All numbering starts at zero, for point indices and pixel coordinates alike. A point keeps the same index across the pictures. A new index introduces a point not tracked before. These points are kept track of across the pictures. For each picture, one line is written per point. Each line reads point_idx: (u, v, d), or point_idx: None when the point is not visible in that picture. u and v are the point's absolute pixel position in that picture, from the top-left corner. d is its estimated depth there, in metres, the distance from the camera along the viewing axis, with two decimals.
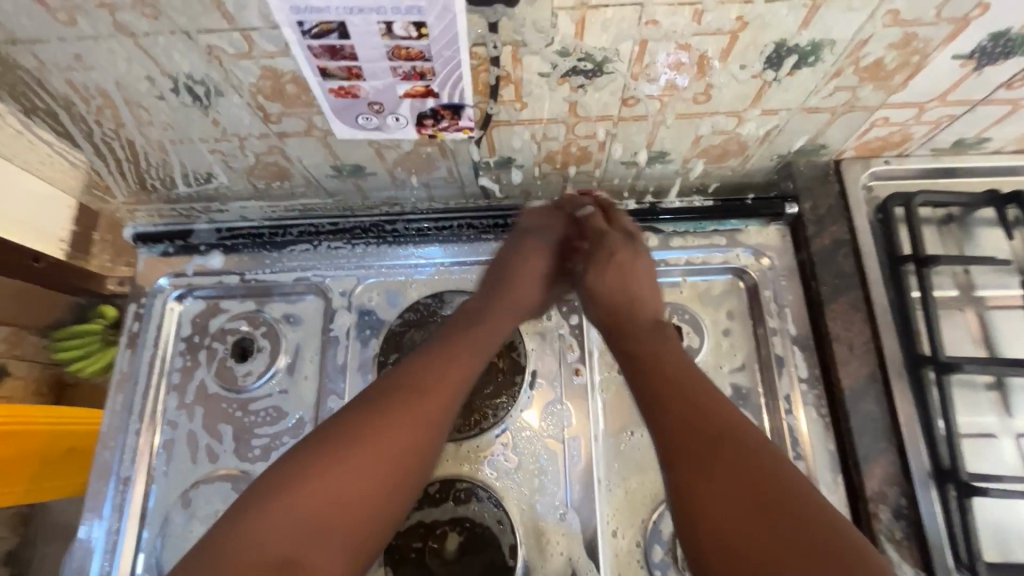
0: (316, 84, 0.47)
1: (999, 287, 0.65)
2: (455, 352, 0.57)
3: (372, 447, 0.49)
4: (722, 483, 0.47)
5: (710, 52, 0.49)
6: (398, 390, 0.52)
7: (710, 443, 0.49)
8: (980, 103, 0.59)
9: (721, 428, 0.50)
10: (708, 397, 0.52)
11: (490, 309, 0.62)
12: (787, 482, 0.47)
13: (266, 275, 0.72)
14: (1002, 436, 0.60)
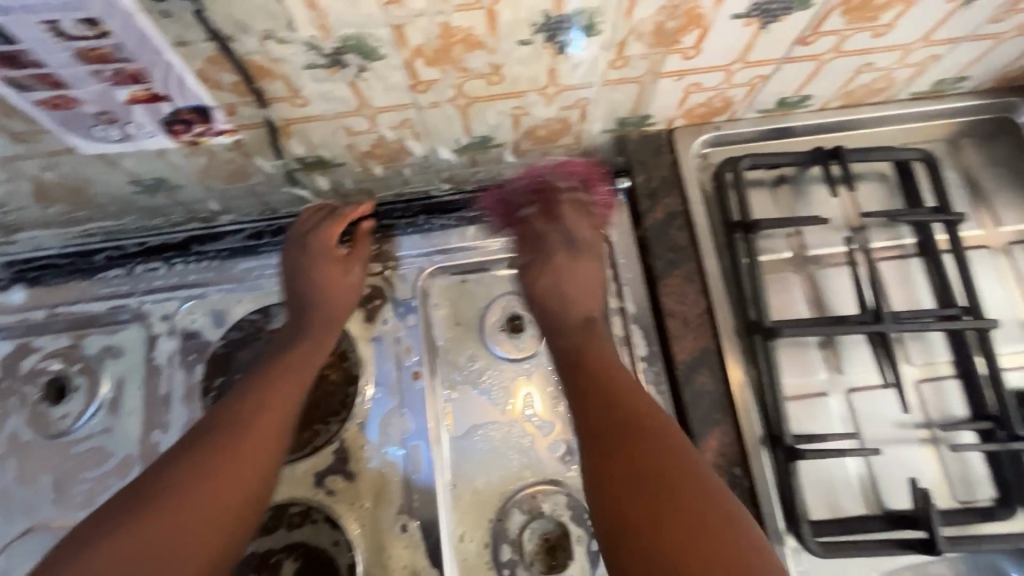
0: (18, 99, 0.43)
1: (829, 245, 0.65)
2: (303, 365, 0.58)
3: (235, 458, 0.50)
4: (637, 471, 0.46)
5: (475, 28, 0.46)
6: (257, 407, 0.54)
7: (625, 431, 0.49)
8: (783, 61, 0.58)
9: (633, 417, 0.50)
10: (628, 389, 0.53)
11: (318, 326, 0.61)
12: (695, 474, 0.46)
13: (77, 307, 0.66)
14: (832, 393, 0.60)
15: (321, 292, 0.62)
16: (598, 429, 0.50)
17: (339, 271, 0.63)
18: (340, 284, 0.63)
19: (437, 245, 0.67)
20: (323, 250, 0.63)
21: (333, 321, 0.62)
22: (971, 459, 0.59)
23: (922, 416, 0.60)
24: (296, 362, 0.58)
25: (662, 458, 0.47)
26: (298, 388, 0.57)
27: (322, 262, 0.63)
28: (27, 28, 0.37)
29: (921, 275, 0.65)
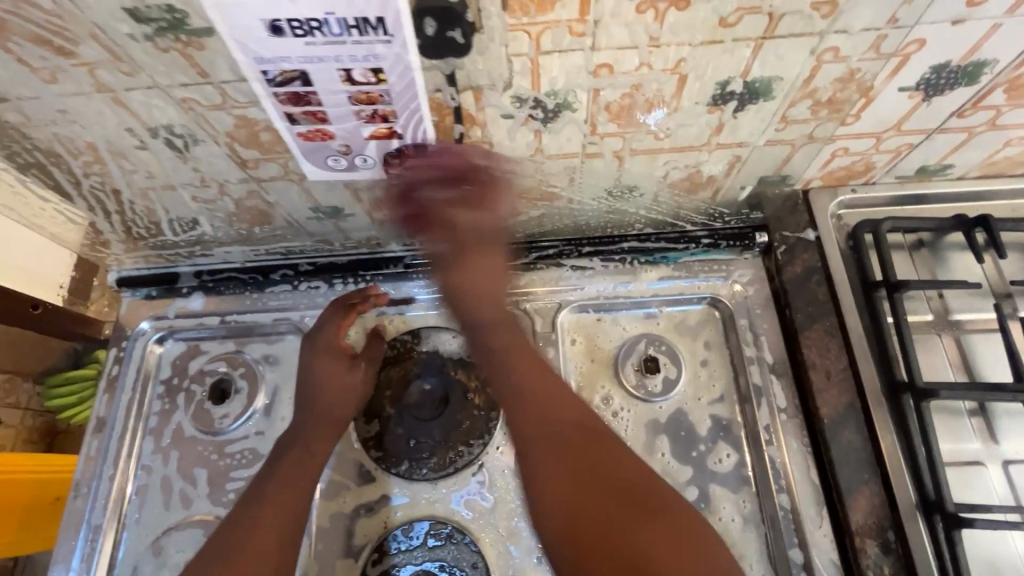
0: (285, 129, 0.52)
1: (975, 310, 0.65)
2: (311, 453, 0.60)
3: (237, 555, 0.54)
4: (557, 468, 0.54)
5: (664, 90, 0.51)
6: (253, 495, 0.58)
7: (571, 431, 0.56)
8: (934, 132, 0.60)
9: (571, 420, 0.56)
10: (547, 396, 0.57)
11: (312, 420, 0.62)
12: (641, 482, 0.54)
13: (246, 316, 0.73)
14: (989, 462, 0.58)
15: (319, 391, 0.63)
16: (529, 417, 0.56)
17: (341, 370, 0.64)
18: (344, 384, 0.63)
19: (576, 283, 0.71)
20: (330, 349, 0.65)
21: (327, 426, 0.62)
22: None
23: None
24: (301, 468, 0.59)
25: (625, 474, 0.54)
26: (302, 495, 0.58)
27: (330, 360, 0.65)
28: (326, 74, 0.45)
29: None
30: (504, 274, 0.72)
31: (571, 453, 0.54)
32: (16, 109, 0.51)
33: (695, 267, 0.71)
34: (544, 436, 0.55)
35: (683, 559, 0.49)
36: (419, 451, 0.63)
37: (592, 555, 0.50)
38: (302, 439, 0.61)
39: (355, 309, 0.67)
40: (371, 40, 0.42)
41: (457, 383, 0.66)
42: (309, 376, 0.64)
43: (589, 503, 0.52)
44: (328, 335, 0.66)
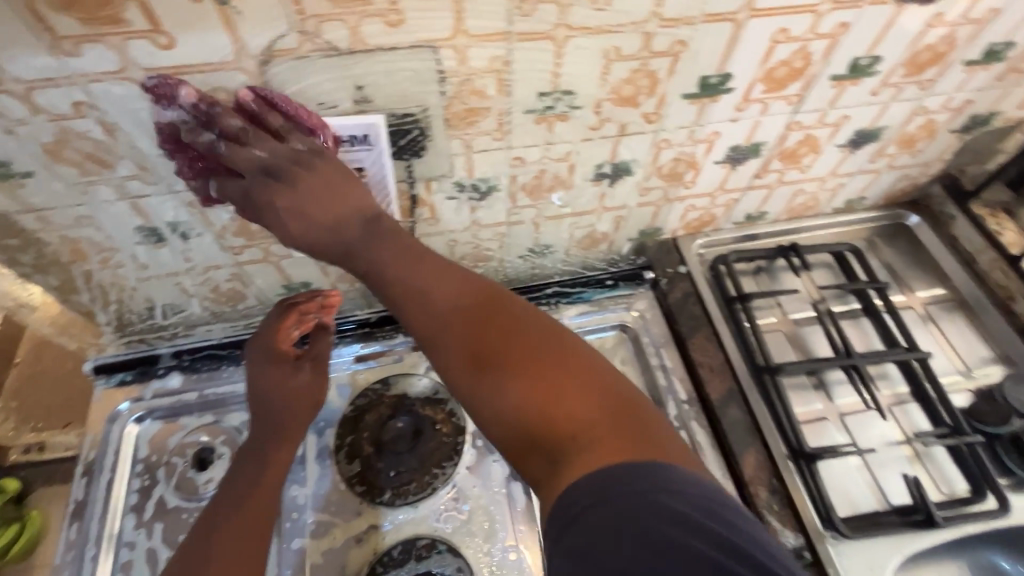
0: None
1: (803, 311, 0.90)
2: (279, 451, 0.69)
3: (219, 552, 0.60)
4: (486, 343, 0.53)
5: (560, 172, 0.72)
6: (224, 501, 0.64)
7: (458, 310, 0.54)
8: (746, 189, 0.87)
9: (471, 295, 0.55)
10: (449, 273, 0.56)
11: (277, 418, 0.69)
12: (565, 352, 0.52)
13: (222, 387, 0.80)
14: (830, 417, 0.79)
15: (273, 400, 0.69)
16: (420, 307, 0.55)
17: (286, 375, 0.70)
18: (293, 391, 0.70)
19: None
20: (273, 355, 0.70)
21: (285, 435, 0.69)
22: (943, 460, 0.77)
23: (901, 432, 0.79)
24: (266, 483, 0.66)
25: (568, 354, 0.52)
26: (267, 506, 0.65)
27: (273, 366, 0.70)
28: None
29: (871, 329, 0.89)
30: None
31: (502, 334, 0.53)
32: (37, 218, 0.61)
33: (605, 301, 0.91)
34: (468, 309, 0.55)
35: (619, 435, 0.47)
36: (399, 480, 0.73)
37: (536, 440, 0.49)
38: (262, 457, 0.67)
39: (298, 309, 0.71)
40: (359, 145, 0.59)
41: (426, 418, 0.78)
42: (258, 378, 0.70)
43: (534, 382, 0.50)
44: (268, 337, 0.70)
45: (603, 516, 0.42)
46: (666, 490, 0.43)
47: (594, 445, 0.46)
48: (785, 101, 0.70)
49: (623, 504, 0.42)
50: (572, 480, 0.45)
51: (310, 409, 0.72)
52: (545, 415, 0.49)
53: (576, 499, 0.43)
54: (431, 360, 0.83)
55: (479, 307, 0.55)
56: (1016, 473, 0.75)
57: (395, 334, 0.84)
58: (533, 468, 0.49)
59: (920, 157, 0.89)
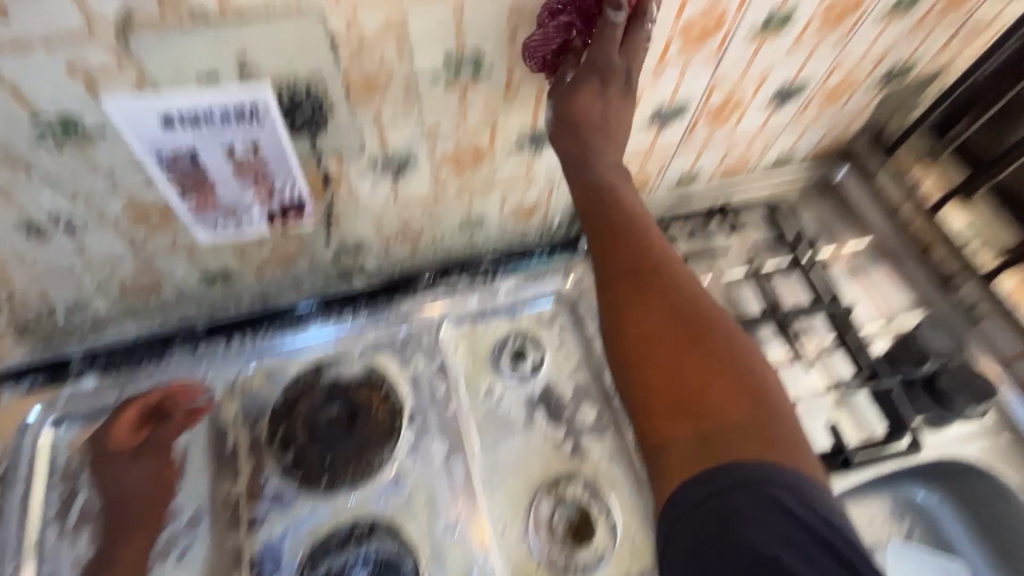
0: (176, 200, 0.61)
1: (736, 270, 0.91)
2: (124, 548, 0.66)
3: None
4: (663, 308, 0.54)
5: (481, 141, 0.69)
6: None
7: (652, 273, 0.55)
8: (677, 150, 0.86)
9: (660, 266, 0.56)
10: (652, 244, 0.57)
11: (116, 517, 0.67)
12: (727, 342, 0.53)
13: (144, 386, 0.76)
14: None
15: (115, 498, 0.68)
16: (606, 265, 0.57)
17: (122, 471, 0.69)
18: (131, 484, 0.68)
19: (449, 300, 0.85)
20: (107, 453, 0.69)
21: (130, 527, 0.67)
22: (864, 405, 0.81)
23: (825, 381, 0.82)
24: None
25: (717, 344, 0.52)
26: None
27: (109, 464, 0.69)
28: (213, 152, 0.57)
29: (800, 283, 0.91)
30: (388, 304, 0.84)
31: (649, 313, 0.54)
32: None
33: (542, 272, 0.89)
34: (639, 282, 0.55)
35: (759, 435, 0.47)
36: (336, 466, 0.72)
37: (670, 413, 0.50)
38: (109, 548, 0.66)
39: (132, 404, 0.71)
40: (250, 123, 0.55)
41: (361, 402, 0.76)
42: (101, 476, 0.69)
43: (674, 365, 0.51)
44: (99, 438, 0.69)
45: (728, 496, 0.44)
46: (799, 492, 0.43)
47: (734, 435, 0.46)
48: (705, 59, 0.69)
49: (763, 491, 0.43)
50: (708, 461, 0.46)
51: (160, 499, 0.69)
52: (687, 392, 0.50)
53: (717, 484, 0.44)
54: (366, 343, 0.82)
55: (642, 281, 0.55)
56: (931, 409, 0.79)
57: (325, 318, 0.83)
58: (667, 432, 0.49)
59: (845, 111, 0.90)
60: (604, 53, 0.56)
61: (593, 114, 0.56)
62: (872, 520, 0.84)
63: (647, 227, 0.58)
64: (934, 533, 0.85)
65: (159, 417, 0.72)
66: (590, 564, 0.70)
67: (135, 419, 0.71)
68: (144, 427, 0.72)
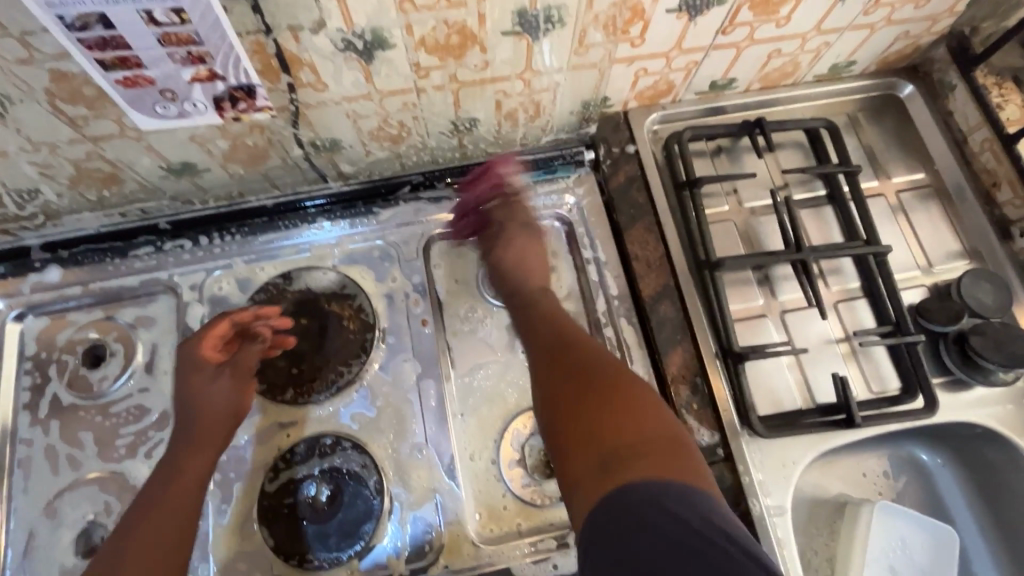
0: (101, 77, 0.54)
1: (760, 198, 0.80)
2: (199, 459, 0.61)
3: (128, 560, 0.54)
4: (574, 367, 0.57)
5: (467, 21, 0.58)
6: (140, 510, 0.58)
7: (566, 344, 0.60)
8: (711, 48, 0.72)
9: (574, 339, 0.61)
10: (565, 322, 0.64)
11: (192, 428, 0.63)
12: (634, 386, 0.54)
13: (110, 281, 0.73)
14: (770, 314, 0.74)
15: (187, 410, 0.63)
16: (535, 342, 0.63)
17: (203, 382, 0.64)
18: (208, 398, 0.64)
19: (435, 213, 0.78)
20: (194, 361, 0.65)
21: (202, 442, 0.62)
22: (880, 359, 0.73)
23: (841, 330, 0.74)
24: (175, 490, 0.59)
25: (618, 386, 0.54)
26: (187, 510, 0.59)
27: (192, 373, 0.65)
28: (126, 14, 0.48)
29: (832, 219, 0.80)
30: (367, 212, 0.77)
31: (563, 377, 0.57)
32: None
33: (538, 186, 0.80)
34: (552, 351, 0.60)
35: (657, 453, 0.48)
36: (302, 378, 0.69)
37: (580, 450, 0.51)
38: (175, 460, 0.61)
39: (226, 317, 0.66)
40: None
41: (331, 315, 0.72)
42: (181, 389, 0.65)
43: (575, 411, 0.53)
44: (190, 347, 0.65)
45: (631, 513, 0.44)
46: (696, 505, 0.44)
47: (637, 460, 0.47)
48: None
49: (662, 506, 0.44)
50: (607, 485, 0.47)
51: (233, 420, 0.64)
52: (593, 432, 0.51)
53: (615, 505, 0.45)
54: (342, 253, 0.76)
55: (557, 349, 0.60)
56: (952, 371, 0.72)
57: (299, 223, 0.76)
58: (578, 469, 0.50)
59: (925, 9, 0.73)
60: (510, 221, 0.75)
61: (507, 262, 0.71)
62: (866, 475, 0.81)
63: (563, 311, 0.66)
64: (931, 495, 0.81)
65: (246, 337, 0.68)
66: (559, 498, 0.67)
67: (225, 334, 0.67)
68: (228, 345, 0.68)
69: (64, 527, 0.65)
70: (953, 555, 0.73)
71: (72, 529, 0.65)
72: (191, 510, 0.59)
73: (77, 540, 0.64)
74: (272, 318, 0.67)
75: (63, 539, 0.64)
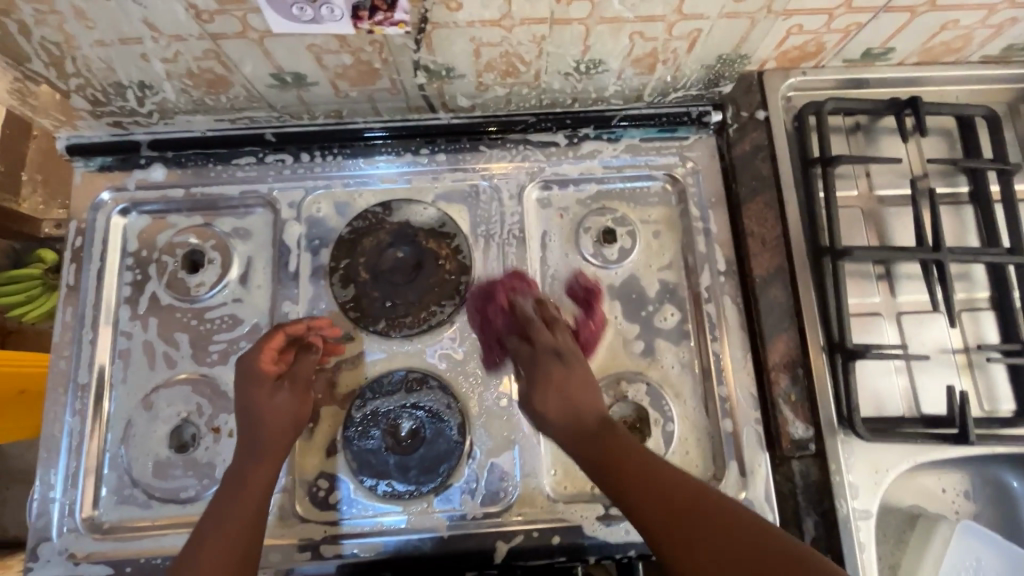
0: None
1: (894, 187, 0.73)
2: (273, 454, 0.60)
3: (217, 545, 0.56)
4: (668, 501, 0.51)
5: None
6: (223, 495, 0.58)
7: (643, 468, 0.54)
8: (882, 9, 0.64)
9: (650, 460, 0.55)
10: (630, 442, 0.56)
11: (262, 432, 0.60)
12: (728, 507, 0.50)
13: (210, 188, 0.73)
14: (885, 313, 0.69)
15: (250, 425, 0.61)
16: (610, 474, 0.55)
17: (266, 396, 0.62)
18: (273, 411, 0.62)
19: (543, 159, 0.74)
20: (253, 375, 0.63)
21: (268, 448, 0.60)
22: (998, 378, 0.68)
23: (960, 342, 0.69)
24: (249, 488, 0.58)
25: (728, 517, 0.50)
26: (252, 523, 0.58)
27: (252, 388, 0.62)
28: None
29: (970, 220, 0.73)
30: (472, 149, 0.74)
31: (656, 510, 0.51)
32: None
33: (653, 143, 0.75)
34: (645, 489, 0.52)
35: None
36: (395, 312, 0.68)
37: None
38: (243, 470, 0.59)
39: (281, 330, 0.64)
40: None
41: (428, 252, 0.70)
42: (241, 400, 0.63)
43: (698, 558, 0.48)
44: (248, 359, 0.63)
45: None
46: None
47: None
48: None
49: None
50: None
51: (294, 428, 0.62)
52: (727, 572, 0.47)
53: None
54: (442, 189, 0.73)
55: (647, 479, 0.53)
56: None
57: (401, 152, 0.73)
58: None
59: None
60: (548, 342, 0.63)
61: (553, 404, 0.60)
62: (944, 491, 0.77)
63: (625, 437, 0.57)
64: (1011, 521, 0.77)
65: (302, 348, 0.66)
66: None
67: (281, 346, 0.64)
68: (283, 356, 0.66)
69: (159, 421, 0.67)
70: None
71: (166, 424, 0.67)
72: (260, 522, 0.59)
73: (170, 434, 0.67)
74: (324, 330, 0.66)
75: (158, 431, 0.67)
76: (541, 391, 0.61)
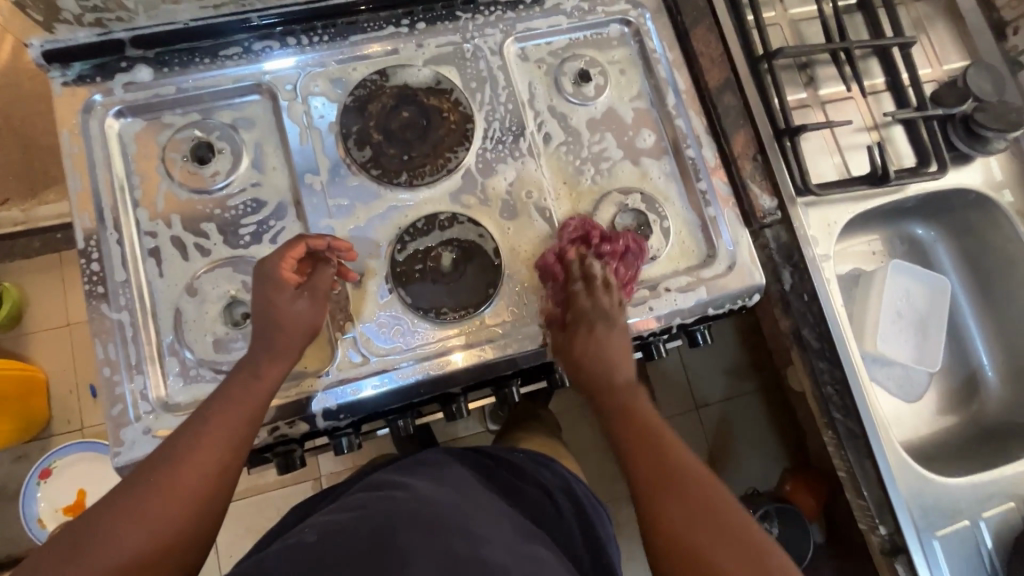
0: None
1: (802, 4, 0.88)
2: (268, 373, 0.62)
3: (186, 459, 0.56)
4: (662, 478, 0.56)
5: None
6: (215, 404, 0.59)
7: (654, 446, 0.59)
8: None
9: (661, 443, 0.59)
10: (647, 425, 0.61)
11: (267, 347, 0.63)
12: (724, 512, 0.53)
13: (201, 82, 0.74)
14: (812, 105, 0.85)
15: (265, 321, 0.64)
16: (624, 439, 0.61)
17: (284, 301, 0.64)
18: (290, 319, 0.64)
19: (514, 17, 0.81)
20: (276, 279, 0.65)
21: (276, 352, 0.63)
22: (899, 137, 0.86)
23: (871, 121, 0.86)
24: (239, 404, 0.60)
25: (722, 518, 0.52)
26: (228, 450, 0.58)
27: (273, 291, 0.65)
28: None
29: (861, 26, 0.90)
30: (449, 15, 0.80)
31: (652, 474, 0.56)
32: None
33: None
34: (649, 459, 0.58)
35: None
36: (412, 163, 0.74)
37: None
38: (254, 367, 0.62)
39: (303, 240, 0.66)
40: None
41: (431, 108, 0.76)
42: (260, 300, 0.65)
43: (674, 528, 0.52)
44: (271, 263, 0.65)
45: None
46: None
47: None
48: None
49: None
50: None
51: (307, 337, 0.65)
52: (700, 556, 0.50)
53: None
54: (429, 54, 0.79)
55: (653, 457, 0.58)
56: (957, 148, 0.86)
57: (383, 24, 0.78)
58: None
59: None
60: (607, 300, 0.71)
61: (592, 346, 0.68)
62: (874, 252, 0.97)
63: (652, 421, 0.62)
64: (924, 261, 0.97)
65: (318, 261, 0.68)
66: (645, 260, 0.77)
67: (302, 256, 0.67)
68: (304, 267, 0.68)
69: (209, 303, 0.70)
70: (944, 297, 0.90)
71: (217, 304, 0.70)
72: (250, 433, 0.60)
73: (222, 313, 0.69)
74: (343, 253, 0.68)
75: (210, 312, 0.69)
76: (585, 332, 0.69)
